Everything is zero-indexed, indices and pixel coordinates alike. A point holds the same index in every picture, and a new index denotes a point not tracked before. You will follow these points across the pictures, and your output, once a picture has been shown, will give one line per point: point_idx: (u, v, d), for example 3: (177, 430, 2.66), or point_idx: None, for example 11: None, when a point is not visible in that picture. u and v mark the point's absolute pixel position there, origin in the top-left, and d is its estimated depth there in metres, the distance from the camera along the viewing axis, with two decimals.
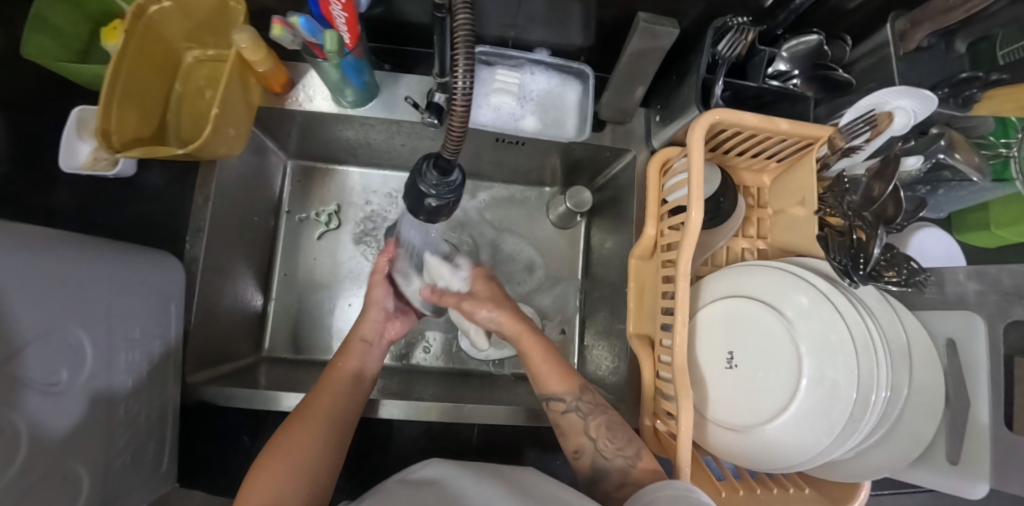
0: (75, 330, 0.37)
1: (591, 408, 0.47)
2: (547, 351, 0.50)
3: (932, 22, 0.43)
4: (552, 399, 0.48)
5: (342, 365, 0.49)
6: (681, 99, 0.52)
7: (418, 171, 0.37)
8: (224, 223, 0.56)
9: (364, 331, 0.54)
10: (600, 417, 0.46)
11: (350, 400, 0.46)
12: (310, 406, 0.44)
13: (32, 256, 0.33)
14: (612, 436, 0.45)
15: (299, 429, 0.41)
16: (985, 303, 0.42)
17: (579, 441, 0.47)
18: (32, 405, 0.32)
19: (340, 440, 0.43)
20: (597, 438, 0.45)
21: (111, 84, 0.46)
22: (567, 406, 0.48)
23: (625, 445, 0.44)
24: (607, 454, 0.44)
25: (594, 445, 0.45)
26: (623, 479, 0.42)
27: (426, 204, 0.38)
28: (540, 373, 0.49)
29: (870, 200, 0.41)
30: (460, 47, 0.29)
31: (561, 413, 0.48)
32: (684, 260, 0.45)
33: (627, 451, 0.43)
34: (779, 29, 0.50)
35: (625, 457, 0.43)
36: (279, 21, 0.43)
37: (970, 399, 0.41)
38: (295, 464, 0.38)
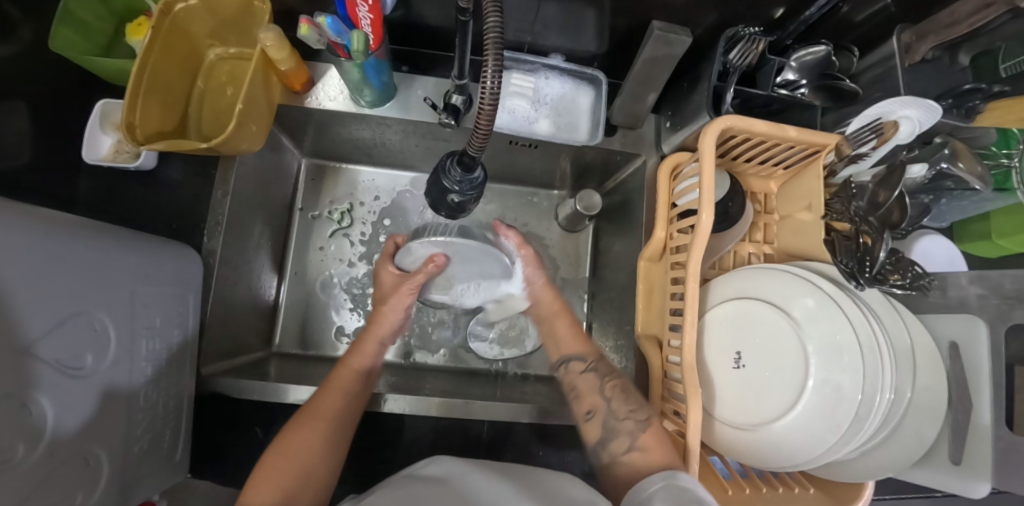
0: (100, 317, 0.37)
1: (607, 372, 0.52)
2: (570, 320, 0.58)
3: (936, 36, 0.44)
4: (572, 361, 0.55)
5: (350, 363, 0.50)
6: (693, 105, 0.54)
7: (442, 167, 0.38)
8: (242, 217, 0.57)
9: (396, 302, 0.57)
10: (615, 380, 0.51)
11: (354, 400, 0.47)
12: (314, 406, 0.44)
13: (61, 241, 0.34)
14: (626, 399, 0.48)
15: (304, 428, 0.41)
16: (988, 307, 0.43)
17: (593, 401, 0.50)
18: (58, 387, 0.33)
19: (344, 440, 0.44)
20: (611, 398, 0.49)
21: (136, 78, 0.47)
22: (584, 366, 0.54)
23: (637, 409, 0.47)
24: (619, 414, 0.47)
25: (607, 405, 0.49)
26: (630, 443, 0.45)
27: (449, 200, 0.39)
28: (562, 333, 0.57)
29: (876, 206, 0.43)
30: (490, 50, 0.30)
31: (579, 375, 0.54)
32: (693, 261, 0.46)
33: (639, 414, 0.46)
34: (789, 39, 0.53)
35: (635, 421, 0.46)
36: (307, 21, 0.44)
37: (972, 401, 0.42)
38: (302, 462, 0.39)
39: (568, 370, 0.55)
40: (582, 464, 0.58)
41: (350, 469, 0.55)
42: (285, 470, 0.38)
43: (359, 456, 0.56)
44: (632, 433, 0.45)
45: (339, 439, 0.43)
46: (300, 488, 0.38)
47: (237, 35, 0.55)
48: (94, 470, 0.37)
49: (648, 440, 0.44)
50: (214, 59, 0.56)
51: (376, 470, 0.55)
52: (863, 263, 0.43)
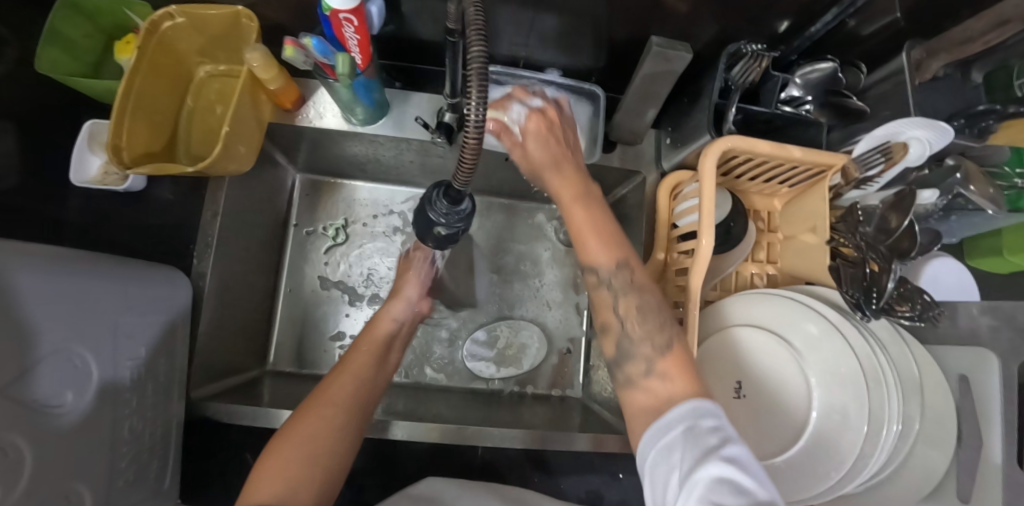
0: (81, 352, 0.37)
1: (625, 284, 0.39)
2: (583, 192, 0.41)
3: (949, 53, 0.41)
4: (588, 271, 0.41)
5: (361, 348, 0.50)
6: (693, 122, 0.52)
7: (428, 199, 0.37)
8: (233, 238, 0.57)
9: (393, 310, 0.56)
10: (633, 296, 0.39)
11: (368, 384, 0.47)
12: (328, 390, 0.44)
13: (35, 277, 0.33)
14: (644, 319, 0.38)
15: (311, 415, 0.41)
16: (999, 340, 0.40)
17: (606, 318, 0.40)
18: (37, 426, 0.32)
19: (359, 424, 0.43)
20: (625, 319, 0.39)
21: (123, 99, 0.46)
22: (600, 277, 0.39)
23: (658, 330, 0.37)
24: (635, 337, 0.37)
25: (621, 326, 0.39)
26: (647, 368, 0.35)
27: (435, 231, 0.38)
28: (574, 224, 0.41)
29: (886, 232, 0.41)
30: (473, 70, 0.26)
31: (594, 287, 0.41)
32: (693, 286, 0.45)
33: (660, 338, 0.36)
34: (793, 55, 0.51)
35: (653, 344, 0.36)
36: (291, 42, 0.42)
37: (983, 437, 0.40)
38: (311, 446, 0.38)
39: (585, 282, 0.42)
40: (578, 489, 0.57)
41: (342, 495, 0.54)
42: (296, 456, 0.37)
43: (351, 480, 0.55)
44: (650, 358, 0.36)
45: (352, 425, 0.42)
46: (309, 475, 0.36)
47: (224, 52, 0.54)
48: None
49: (670, 366, 0.34)
50: (203, 76, 0.56)
51: (368, 494, 0.55)
52: (869, 294, 0.41)
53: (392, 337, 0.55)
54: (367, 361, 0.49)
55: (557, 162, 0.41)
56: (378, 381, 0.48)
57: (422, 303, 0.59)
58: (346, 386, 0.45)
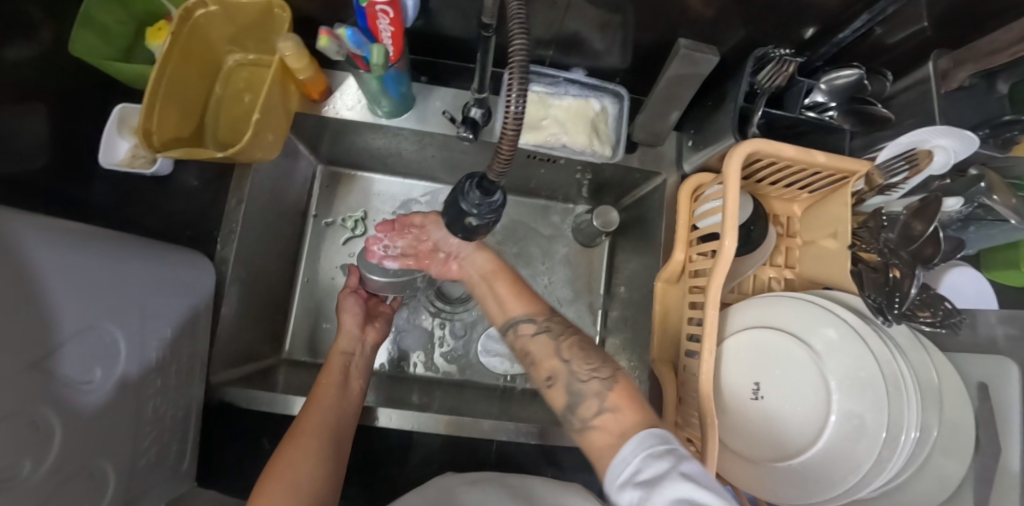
0: (111, 329, 0.37)
1: (561, 327, 0.46)
2: (509, 275, 0.50)
3: (976, 63, 0.42)
4: (518, 323, 0.47)
5: (327, 379, 0.50)
6: (716, 125, 0.53)
7: (460, 190, 0.36)
8: (256, 225, 0.57)
9: (341, 344, 0.55)
10: (570, 338, 0.45)
11: (339, 414, 0.47)
12: (301, 423, 0.44)
13: (69, 253, 0.33)
14: (586, 357, 0.43)
15: (290, 445, 0.41)
16: (1021, 351, 0.41)
17: (551, 366, 0.44)
18: (68, 401, 0.33)
19: (338, 454, 0.43)
20: (570, 359, 0.43)
21: (154, 84, 0.47)
22: (534, 328, 0.46)
23: (601, 367, 0.42)
24: (581, 376, 0.42)
25: (568, 367, 0.43)
26: (598, 405, 0.39)
27: (465, 222, 0.37)
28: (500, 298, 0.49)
29: (909, 239, 0.41)
30: (516, 64, 0.24)
31: (528, 337, 0.46)
32: (713, 287, 0.45)
33: (603, 373, 0.42)
34: (818, 61, 0.53)
35: (600, 380, 0.41)
36: (326, 32, 0.42)
37: (1002, 444, 0.40)
38: (294, 479, 0.39)
39: (517, 334, 0.47)
40: (590, 487, 0.57)
41: (356, 485, 0.54)
42: (275, 490, 0.38)
43: (365, 469, 0.55)
44: (600, 393, 0.40)
45: (331, 450, 0.43)
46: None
47: (254, 42, 0.54)
48: (101, 484, 0.37)
49: (617, 399, 0.39)
50: (232, 65, 0.56)
51: (381, 484, 0.55)
52: (891, 300, 0.41)
53: (349, 367, 0.54)
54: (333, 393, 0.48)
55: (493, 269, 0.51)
56: (350, 413, 0.48)
57: (362, 329, 0.58)
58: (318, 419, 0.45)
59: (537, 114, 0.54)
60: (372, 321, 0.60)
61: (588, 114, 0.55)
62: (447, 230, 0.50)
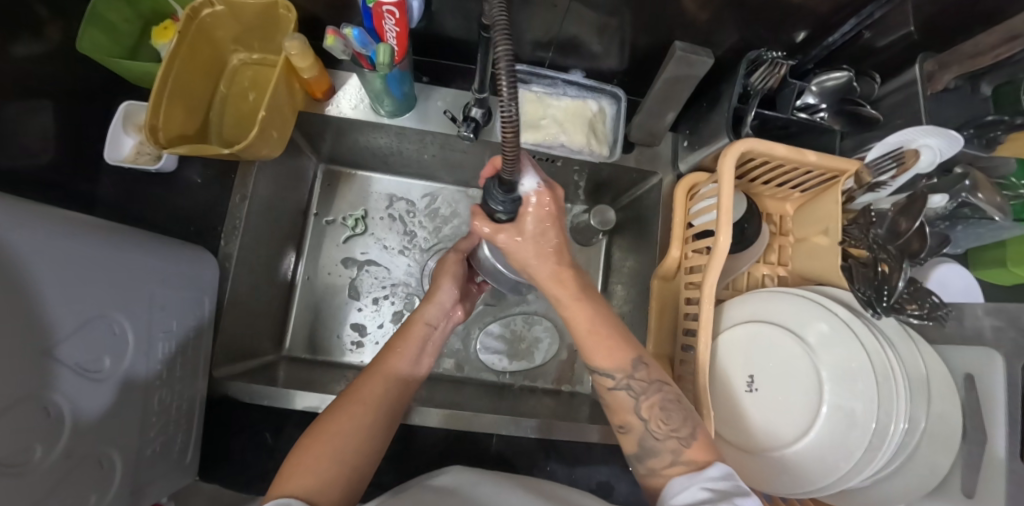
0: (119, 319, 0.38)
1: (643, 385, 0.42)
2: (595, 310, 0.43)
3: (960, 65, 0.44)
4: (598, 374, 0.44)
5: (398, 350, 0.47)
6: (711, 125, 0.54)
7: (487, 190, 0.37)
8: (258, 221, 0.58)
9: (428, 314, 0.51)
10: (654, 396, 0.42)
11: (398, 388, 0.45)
12: (360, 392, 0.43)
13: (80, 245, 0.34)
14: (667, 417, 0.41)
15: (344, 413, 0.41)
16: (1004, 340, 0.42)
17: (626, 418, 0.43)
18: (77, 388, 0.33)
19: (386, 431, 0.42)
20: (648, 419, 0.42)
21: (161, 82, 0.48)
22: (615, 383, 0.43)
23: (680, 425, 0.40)
24: (658, 434, 0.41)
25: (644, 426, 0.42)
26: (673, 459, 0.39)
27: (494, 218, 0.39)
28: (583, 346, 0.43)
29: (896, 234, 0.42)
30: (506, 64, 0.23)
31: (608, 390, 0.43)
32: (709, 281, 0.46)
33: (682, 432, 0.40)
34: (809, 64, 0.55)
35: (677, 439, 0.40)
36: (333, 32, 0.44)
37: (986, 435, 0.41)
38: (338, 449, 0.38)
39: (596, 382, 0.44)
40: (589, 481, 0.58)
41: None
42: (318, 462, 0.37)
43: None
44: (675, 450, 0.40)
45: (380, 425, 0.42)
46: (334, 476, 0.36)
47: (259, 41, 0.55)
48: (107, 473, 0.37)
49: (694, 455, 0.39)
50: (237, 64, 0.57)
51: (382, 479, 0.55)
52: (880, 293, 0.42)
53: (428, 340, 0.50)
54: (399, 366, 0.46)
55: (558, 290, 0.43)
56: (410, 390, 0.46)
57: (453, 311, 0.54)
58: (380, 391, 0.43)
59: (537, 114, 0.56)
60: (462, 299, 0.55)
61: (586, 114, 0.56)
62: (526, 249, 0.40)
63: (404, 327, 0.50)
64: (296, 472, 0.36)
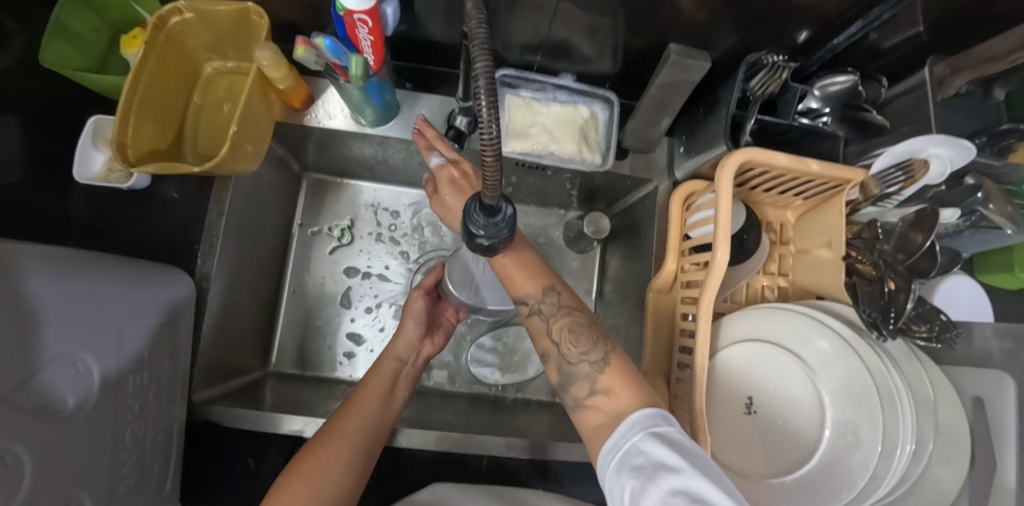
0: (85, 355, 0.36)
1: (553, 310, 0.41)
2: (523, 250, 0.43)
3: (972, 71, 0.41)
4: (516, 302, 0.43)
5: (373, 384, 0.49)
6: (709, 132, 0.51)
7: (467, 213, 0.36)
8: (237, 237, 0.55)
9: (398, 350, 0.53)
10: (564, 319, 0.41)
11: (377, 422, 0.46)
12: (337, 427, 0.43)
13: (39, 282, 0.32)
14: (576, 340, 0.39)
15: (322, 447, 0.41)
16: (1016, 365, 0.41)
17: (544, 347, 0.42)
18: (40, 433, 0.31)
19: (364, 469, 0.42)
20: (560, 342, 0.40)
21: (128, 98, 0.45)
22: (529, 308, 0.42)
23: (590, 349, 0.39)
24: (571, 358, 0.39)
25: (558, 350, 0.40)
26: (590, 387, 0.37)
27: (474, 242, 0.37)
28: (506, 272, 0.43)
29: (909, 251, 0.39)
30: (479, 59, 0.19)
31: (526, 316, 0.42)
32: (706, 300, 0.44)
33: (593, 356, 0.38)
34: (813, 66, 0.51)
35: (590, 363, 0.38)
36: (303, 42, 0.42)
37: (997, 459, 0.39)
38: (318, 488, 0.38)
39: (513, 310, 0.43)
40: (583, 500, 0.56)
41: None
42: (298, 499, 0.37)
43: None
44: (590, 376, 0.38)
45: (360, 461, 0.42)
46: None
47: (234, 49, 0.53)
48: None
49: (611, 381, 0.37)
50: (211, 72, 0.54)
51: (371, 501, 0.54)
52: (886, 314, 0.40)
53: (399, 375, 0.52)
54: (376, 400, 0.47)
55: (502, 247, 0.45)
56: (387, 425, 0.47)
57: (422, 346, 0.56)
58: (358, 426, 0.44)
59: (525, 122, 0.53)
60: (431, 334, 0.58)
61: (577, 121, 0.54)
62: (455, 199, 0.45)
63: (376, 364, 0.51)
64: None
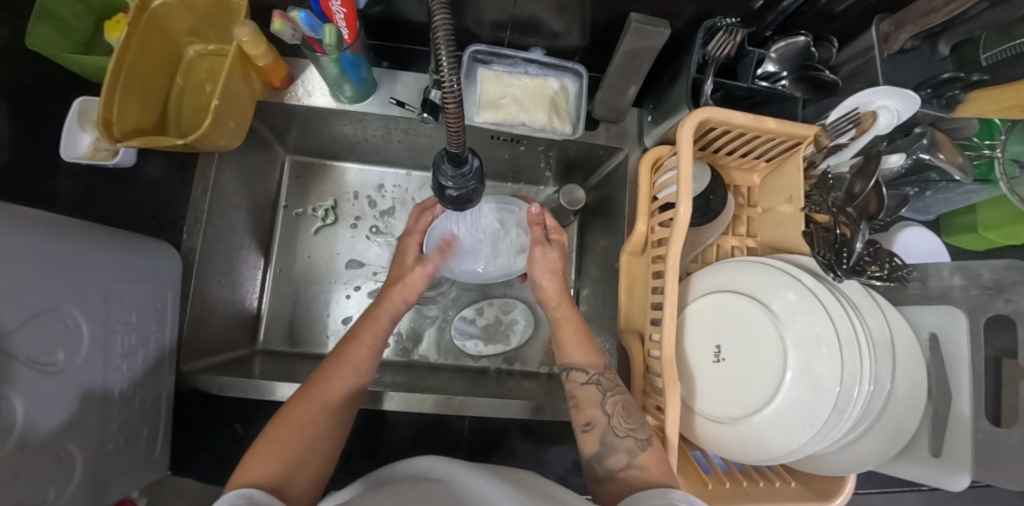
0: (72, 312, 0.37)
1: (612, 385, 0.47)
2: (578, 325, 0.53)
3: (914, 24, 0.43)
4: (574, 370, 0.49)
5: (364, 333, 0.49)
6: (673, 98, 0.54)
7: (436, 166, 0.38)
8: (223, 214, 0.57)
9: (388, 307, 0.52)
10: (619, 395, 0.46)
11: (360, 374, 0.46)
12: (324, 378, 0.43)
13: (33, 239, 0.34)
14: (628, 416, 0.44)
15: (310, 397, 0.41)
16: (968, 296, 0.41)
17: (592, 414, 0.46)
18: (30, 383, 0.33)
19: (346, 421, 0.42)
20: (612, 414, 0.45)
21: (113, 76, 0.47)
22: (587, 378, 0.48)
23: (639, 426, 0.43)
24: (619, 430, 0.43)
25: (608, 421, 0.44)
26: (628, 460, 0.41)
27: (448, 194, 0.39)
28: (565, 342, 0.52)
29: (853, 196, 0.42)
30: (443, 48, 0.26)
31: (579, 385, 0.49)
32: (672, 255, 0.45)
33: (641, 433, 0.42)
34: (768, 31, 0.52)
35: (636, 438, 0.42)
36: (280, 15, 0.44)
37: (953, 395, 0.41)
38: (304, 437, 0.37)
39: (569, 379, 0.50)
40: (565, 459, 0.59)
41: (331, 465, 0.56)
42: (285, 446, 0.36)
43: (343, 449, 0.56)
44: (632, 451, 0.41)
45: (344, 412, 0.42)
46: (300, 462, 0.36)
47: (214, 32, 0.54)
48: (67, 467, 0.37)
49: (648, 459, 0.40)
50: (193, 56, 0.56)
51: (359, 464, 0.56)
52: (841, 255, 0.42)
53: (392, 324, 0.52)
54: (367, 352, 0.47)
55: (558, 304, 0.55)
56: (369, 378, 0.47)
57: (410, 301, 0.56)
58: (345, 380, 0.44)
59: (497, 93, 0.55)
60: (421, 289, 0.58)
61: (548, 93, 0.56)
62: (544, 263, 0.56)
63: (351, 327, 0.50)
64: (256, 458, 0.34)
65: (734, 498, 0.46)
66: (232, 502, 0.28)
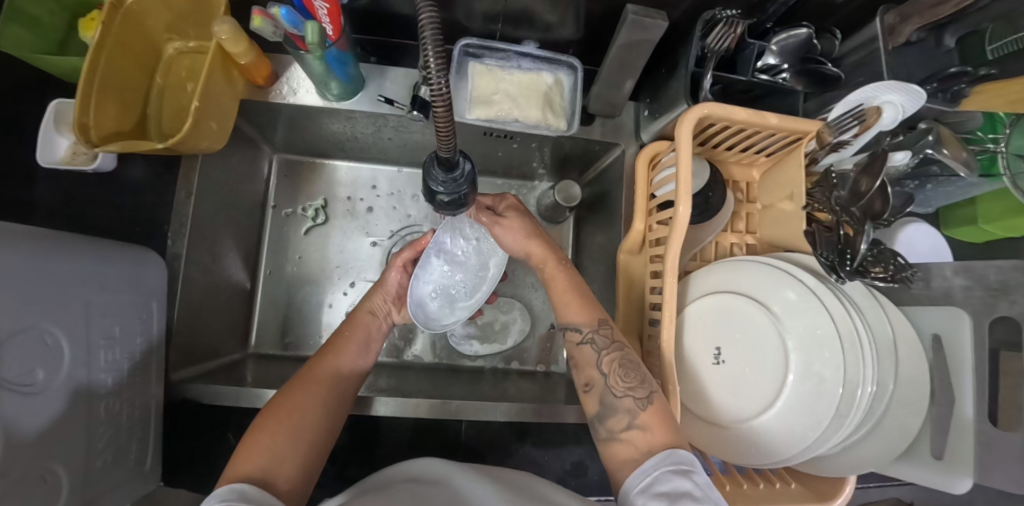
0: (52, 330, 0.36)
1: (607, 343, 0.46)
2: (573, 285, 0.51)
3: (921, 17, 0.42)
4: (568, 330, 0.48)
5: (349, 334, 0.49)
6: (671, 92, 0.52)
7: (427, 171, 0.37)
8: (209, 217, 0.55)
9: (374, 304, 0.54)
10: (615, 353, 0.45)
11: (350, 370, 0.46)
12: (311, 373, 0.43)
13: (5, 255, 0.32)
14: (625, 374, 0.43)
15: (300, 388, 0.41)
16: (972, 298, 0.40)
17: (591, 374, 0.45)
18: (9, 405, 0.32)
19: (339, 413, 0.42)
20: (608, 374, 0.44)
21: (88, 77, 0.45)
22: (582, 337, 0.47)
23: (638, 384, 0.42)
24: (616, 391, 0.42)
25: (605, 380, 0.44)
26: (629, 420, 0.40)
27: (438, 199, 0.38)
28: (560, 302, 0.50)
29: (858, 195, 0.41)
30: (430, 40, 0.24)
31: (577, 345, 0.48)
32: (670, 255, 0.44)
33: (639, 392, 0.41)
34: (769, 22, 0.48)
35: (635, 398, 0.41)
36: (259, 12, 0.42)
37: (955, 397, 0.41)
38: (294, 426, 0.38)
39: (566, 339, 0.49)
40: (562, 460, 0.59)
41: (327, 471, 0.55)
42: (274, 436, 0.36)
43: (339, 454, 0.56)
44: (632, 410, 0.40)
45: (335, 404, 0.42)
46: (290, 452, 0.36)
47: (194, 28, 0.52)
48: (54, 487, 0.36)
49: (649, 418, 0.39)
50: (173, 54, 0.54)
51: (354, 470, 0.55)
52: (844, 257, 0.41)
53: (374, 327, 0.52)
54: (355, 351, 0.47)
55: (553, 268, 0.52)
56: (360, 373, 0.47)
57: (394, 308, 0.55)
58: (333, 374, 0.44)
59: (488, 89, 0.53)
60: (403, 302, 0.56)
61: (541, 87, 0.54)
62: (511, 234, 0.53)
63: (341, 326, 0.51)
64: (244, 453, 0.34)
65: (735, 500, 0.46)
66: (223, 497, 0.29)
